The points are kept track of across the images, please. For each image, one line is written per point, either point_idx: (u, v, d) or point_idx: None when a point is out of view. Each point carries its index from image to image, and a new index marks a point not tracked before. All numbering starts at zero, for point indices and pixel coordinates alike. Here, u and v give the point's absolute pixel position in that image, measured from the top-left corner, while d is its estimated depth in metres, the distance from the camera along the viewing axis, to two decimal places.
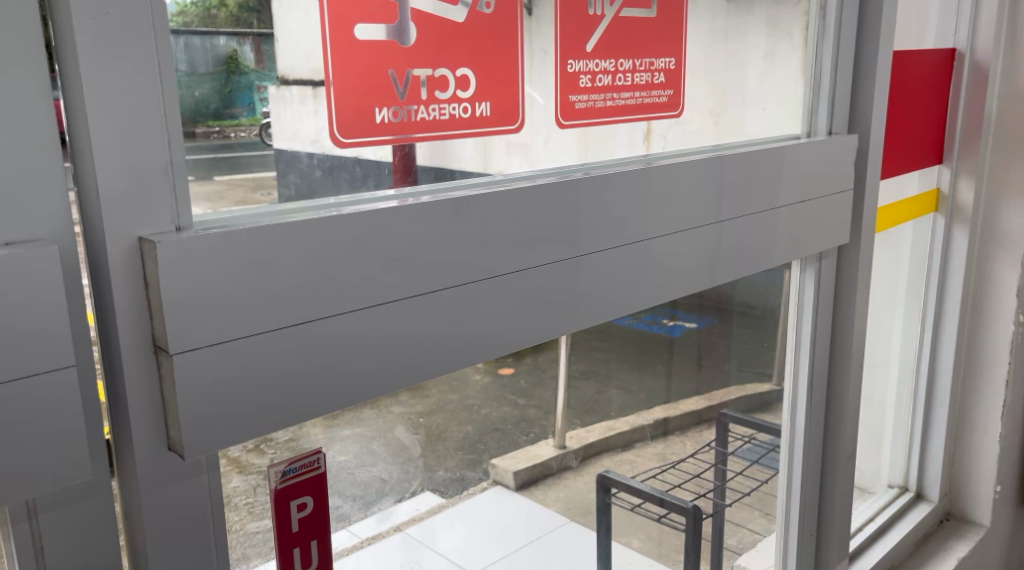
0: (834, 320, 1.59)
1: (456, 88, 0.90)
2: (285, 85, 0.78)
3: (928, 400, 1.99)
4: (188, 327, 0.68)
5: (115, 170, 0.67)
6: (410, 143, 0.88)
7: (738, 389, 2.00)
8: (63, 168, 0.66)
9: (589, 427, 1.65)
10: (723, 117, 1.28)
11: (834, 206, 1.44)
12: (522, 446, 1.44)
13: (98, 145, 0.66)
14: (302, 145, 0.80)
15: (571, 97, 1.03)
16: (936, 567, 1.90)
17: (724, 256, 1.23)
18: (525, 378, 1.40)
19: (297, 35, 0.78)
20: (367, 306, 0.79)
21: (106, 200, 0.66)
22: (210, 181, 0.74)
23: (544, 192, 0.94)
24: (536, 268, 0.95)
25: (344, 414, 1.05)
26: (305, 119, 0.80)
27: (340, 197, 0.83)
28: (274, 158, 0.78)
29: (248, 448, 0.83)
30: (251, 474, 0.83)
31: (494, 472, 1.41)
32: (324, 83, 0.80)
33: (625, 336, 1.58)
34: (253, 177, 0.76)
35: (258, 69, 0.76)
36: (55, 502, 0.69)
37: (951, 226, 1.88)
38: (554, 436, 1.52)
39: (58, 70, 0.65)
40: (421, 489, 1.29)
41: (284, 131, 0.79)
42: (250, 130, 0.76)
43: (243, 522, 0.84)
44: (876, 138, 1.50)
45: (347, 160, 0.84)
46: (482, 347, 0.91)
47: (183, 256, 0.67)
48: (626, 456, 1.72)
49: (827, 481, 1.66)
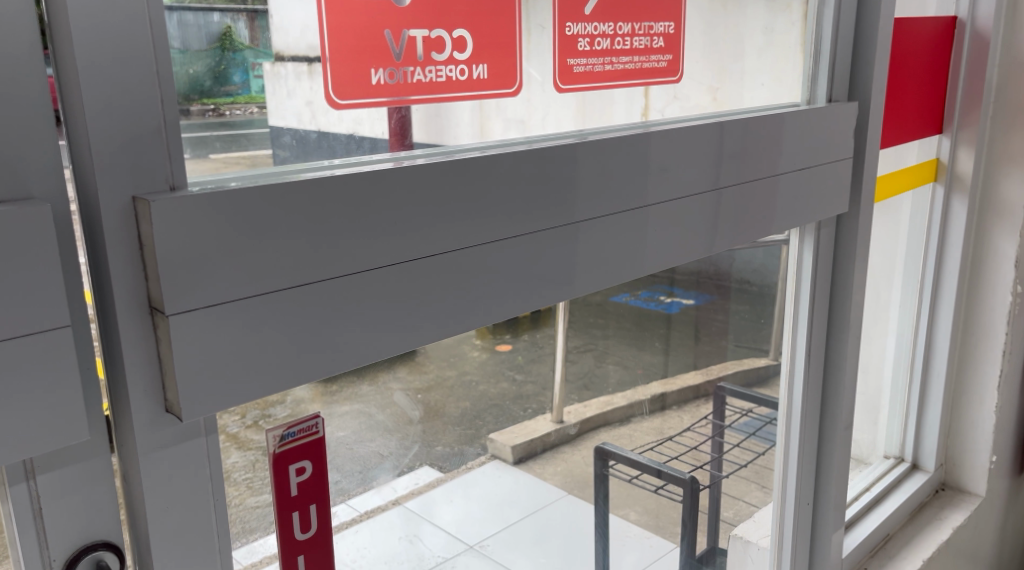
0: (833, 290, 1.58)
1: (452, 50, 0.89)
2: (281, 61, 0.77)
3: (926, 371, 2.00)
4: (183, 288, 0.68)
5: (110, 136, 0.66)
6: (407, 106, 0.87)
7: (737, 363, 1.95)
8: (58, 145, 0.65)
9: (587, 402, 1.63)
10: (721, 90, 1.27)
11: (834, 174, 1.43)
12: (521, 421, 1.43)
13: (92, 112, 0.65)
14: (301, 118, 0.80)
15: (570, 60, 1.03)
16: (931, 536, 1.91)
17: (723, 223, 1.22)
18: (523, 353, 1.38)
19: (291, 9, 0.77)
20: (364, 270, 0.79)
21: (102, 169, 0.66)
22: (204, 160, 0.74)
23: (541, 156, 0.93)
24: (534, 234, 0.94)
25: (342, 392, 1.04)
26: (300, 93, 0.79)
27: (333, 160, 0.83)
28: (271, 133, 0.78)
29: (247, 424, 0.84)
30: (249, 451, 0.84)
31: (490, 447, 1.38)
32: (319, 59, 0.79)
33: (621, 312, 1.60)
34: (249, 155, 0.77)
35: (252, 46, 0.76)
36: (52, 463, 0.69)
37: (951, 197, 1.87)
38: (552, 411, 1.52)
39: (50, 47, 0.65)
40: (418, 464, 1.25)
41: (280, 107, 0.78)
42: (246, 108, 0.76)
43: (243, 498, 0.87)
44: (877, 107, 1.49)
45: (341, 135, 0.83)
46: (480, 312, 0.91)
47: (177, 215, 0.67)
48: (624, 430, 1.72)
49: (824, 451, 1.67)
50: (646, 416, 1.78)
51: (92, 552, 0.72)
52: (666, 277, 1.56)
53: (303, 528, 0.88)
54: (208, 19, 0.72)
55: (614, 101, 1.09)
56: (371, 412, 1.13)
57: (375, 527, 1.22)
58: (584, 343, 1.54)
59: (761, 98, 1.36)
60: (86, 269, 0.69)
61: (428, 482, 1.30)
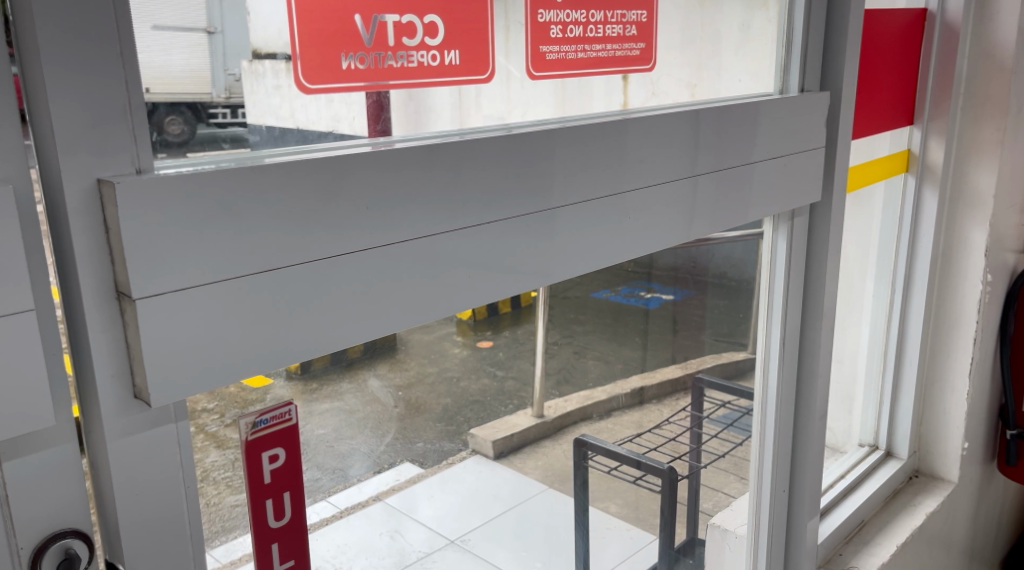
0: (807, 279, 1.59)
1: (423, 35, 0.89)
2: (258, 59, 0.77)
3: (899, 359, 2.02)
4: (150, 272, 0.68)
5: (77, 126, 0.66)
6: (385, 90, 0.88)
7: (714, 358, 1.98)
8: (24, 144, 0.65)
9: (568, 397, 1.66)
10: (698, 86, 1.28)
11: (807, 162, 1.44)
12: (503, 416, 1.44)
13: (58, 104, 0.65)
14: (285, 107, 0.81)
15: (543, 47, 1.02)
16: (904, 522, 1.93)
17: (699, 210, 1.23)
18: (503, 349, 1.42)
19: (268, 7, 0.77)
20: (337, 254, 0.79)
21: (69, 162, 0.66)
22: (183, 159, 0.74)
23: (515, 142, 0.93)
24: (509, 220, 0.94)
25: (322, 389, 1.03)
26: (281, 92, 0.80)
27: (318, 143, 0.84)
28: (250, 133, 0.79)
29: (227, 423, 0.83)
30: (229, 449, 0.84)
31: (471, 442, 1.39)
32: (291, 57, 0.79)
33: (601, 308, 1.60)
34: (224, 155, 0.76)
35: (229, 44, 0.75)
36: (17, 449, 0.68)
37: (922, 187, 1.89)
38: (532, 406, 1.52)
39: (15, 45, 0.64)
40: (401, 460, 1.25)
41: (256, 106, 0.78)
42: (220, 108, 0.76)
43: (223, 496, 0.85)
44: (848, 96, 1.50)
45: (324, 134, 0.84)
46: (455, 297, 0.91)
47: (143, 197, 0.66)
48: (604, 424, 1.73)
49: (799, 439, 1.68)
50: (624, 409, 1.79)
51: (61, 539, 0.71)
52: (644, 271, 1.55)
53: (276, 515, 0.88)
54: (185, 18, 0.73)
55: (588, 87, 1.09)
56: (352, 399, 1.12)
57: (356, 522, 1.21)
58: (563, 333, 1.57)
59: (736, 88, 1.36)
60: (53, 256, 0.68)
61: (410, 478, 1.30)
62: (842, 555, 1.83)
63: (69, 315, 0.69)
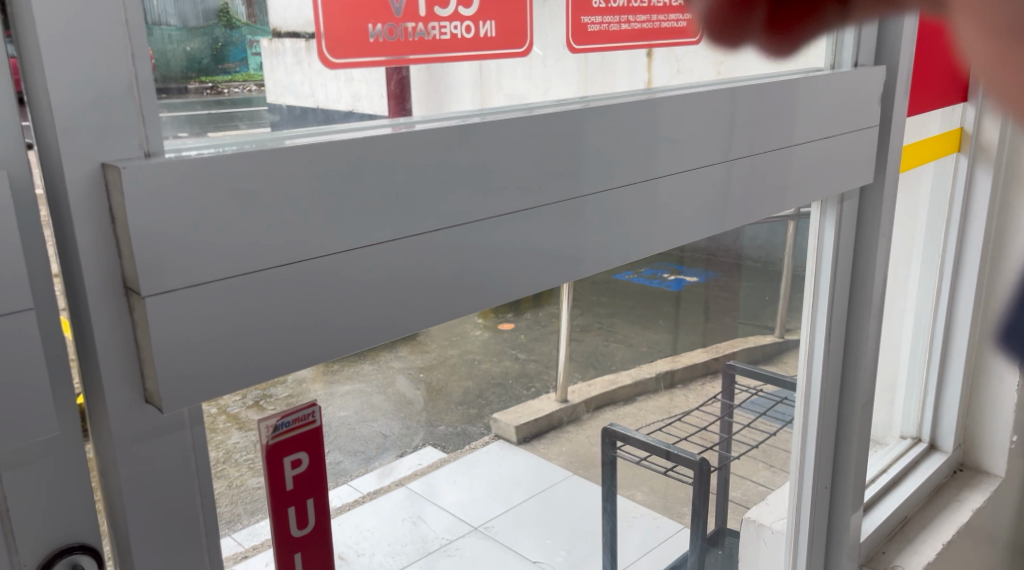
0: (856, 266, 1.51)
1: (457, 4, 0.81)
2: (278, 38, 0.70)
3: (946, 349, 1.94)
4: (160, 266, 0.61)
5: (79, 109, 0.59)
6: (405, 66, 0.80)
7: (743, 342, 1.88)
8: (20, 126, 0.60)
9: (591, 381, 1.54)
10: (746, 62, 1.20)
11: (857, 142, 1.36)
12: (524, 400, 1.38)
13: (57, 83, 0.58)
14: (312, 83, 0.74)
15: (585, 18, 0.95)
16: (949, 519, 1.85)
17: (742, 195, 1.16)
18: (525, 333, 1.27)
19: None
20: (364, 246, 0.73)
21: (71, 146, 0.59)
22: (204, 138, 0.68)
23: (553, 123, 0.87)
24: (545, 207, 0.88)
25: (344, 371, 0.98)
26: (299, 72, 0.72)
27: (334, 125, 0.76)
28: (271, 113, 0.72)
29: (248, 405, 0.78)
30: (250, 431, 0.77)
31: (494, 427, 1.36)
32: (315, 36, 0.72)
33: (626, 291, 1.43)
34: (243, 134, 0.70)
35: (251, 21, 0.68)
36: (19, 459, 0.62)
37: (974, 167, 1.80)
38: (555, 392, 1.44)
39: (9, 17, 0.58)
40: (423, 444, 1.18)
41: (279, 84, 0.72)
42: (244, 87, 0.70)
43: (245, 480, 0.78)
44: (903, 73, 1.41)
45: (343, 113, 0.77)
46: (488, 289, 0.84)
47: (150, 183, 0.60)
48: (630, 409, 1.66)
49: (841, 434, 1.61)
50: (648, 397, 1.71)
51: (69, 555, 0.66)
52: (676, 253, 1.40)
53: (299, 524, 0.81)
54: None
55: (625, 62, 1.02)
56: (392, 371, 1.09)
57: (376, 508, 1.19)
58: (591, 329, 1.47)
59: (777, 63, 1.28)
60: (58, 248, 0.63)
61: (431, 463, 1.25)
62: (885, 554, 1.75)
63: (73, 313, 0.63)
